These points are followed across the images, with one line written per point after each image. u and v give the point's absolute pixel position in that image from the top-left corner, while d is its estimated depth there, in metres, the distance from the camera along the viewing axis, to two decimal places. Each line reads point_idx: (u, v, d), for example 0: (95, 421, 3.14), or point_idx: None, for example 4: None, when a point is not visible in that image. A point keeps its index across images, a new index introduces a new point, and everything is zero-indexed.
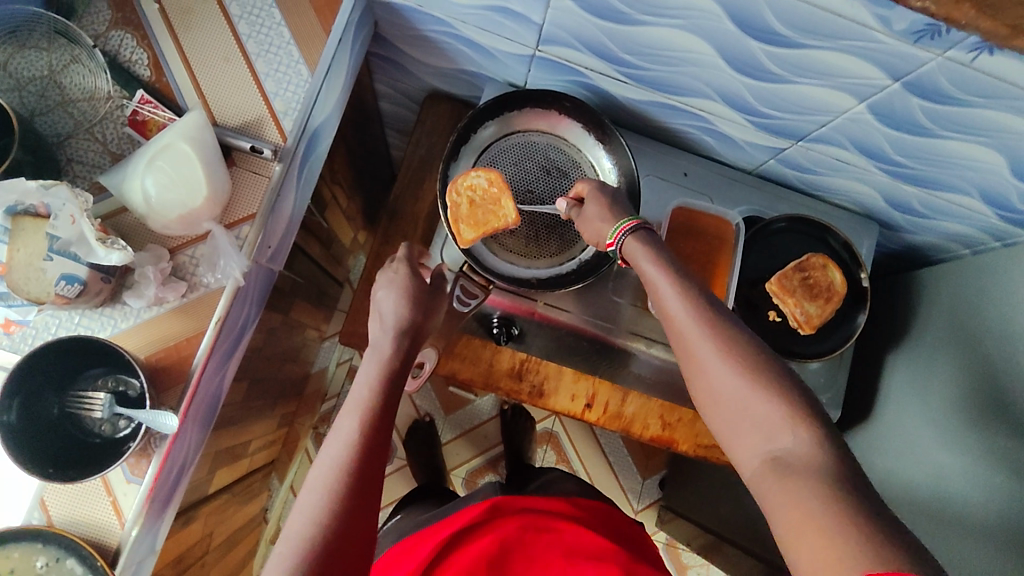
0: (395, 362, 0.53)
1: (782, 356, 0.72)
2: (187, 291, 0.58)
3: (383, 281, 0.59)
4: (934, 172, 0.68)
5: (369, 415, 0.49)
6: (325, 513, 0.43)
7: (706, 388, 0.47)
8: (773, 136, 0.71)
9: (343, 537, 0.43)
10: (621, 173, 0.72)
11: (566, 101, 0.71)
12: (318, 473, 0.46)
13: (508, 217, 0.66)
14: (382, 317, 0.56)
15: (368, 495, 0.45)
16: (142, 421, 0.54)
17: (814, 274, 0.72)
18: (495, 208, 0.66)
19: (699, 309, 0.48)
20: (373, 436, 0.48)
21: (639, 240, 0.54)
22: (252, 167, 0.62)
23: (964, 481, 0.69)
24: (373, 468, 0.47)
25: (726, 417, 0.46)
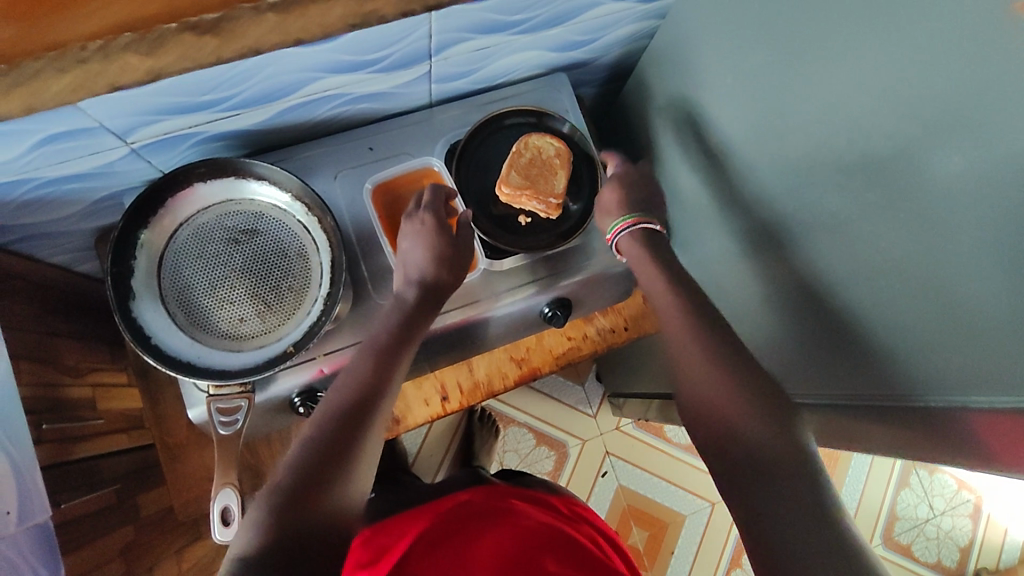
0: (411, 313, 0.63)
1: (552, 246, 0.72)
2: None
3: (409, 232, 0.67)
4: (557, 8, 0.67)
5: (376, 356, 0.59)
6: (327, 417, 0.53)
7: (695, 398, 0.57)
8: (408, 68, 0.68)
9: (341, 432, 0.52)
10: (299, 195, 0.66)
11: (198, 167, 0.64)
12: (331, 396, 0.56)
13: (558, 188, 0.71)
14: (410, 265, 0.66)
15: (360, 429, 0.53)
16: None
17: (522, 156, 0.72)
18: (551, 172, 0.72)
19: (693, 326, 0.59)
20: (378, 372, 0.58)
21: (634, 240, 0.67)
22: None
23: (735, 248, 0.72)
24: (367, 407, 0.55)
25: (714, 403, 0.55)
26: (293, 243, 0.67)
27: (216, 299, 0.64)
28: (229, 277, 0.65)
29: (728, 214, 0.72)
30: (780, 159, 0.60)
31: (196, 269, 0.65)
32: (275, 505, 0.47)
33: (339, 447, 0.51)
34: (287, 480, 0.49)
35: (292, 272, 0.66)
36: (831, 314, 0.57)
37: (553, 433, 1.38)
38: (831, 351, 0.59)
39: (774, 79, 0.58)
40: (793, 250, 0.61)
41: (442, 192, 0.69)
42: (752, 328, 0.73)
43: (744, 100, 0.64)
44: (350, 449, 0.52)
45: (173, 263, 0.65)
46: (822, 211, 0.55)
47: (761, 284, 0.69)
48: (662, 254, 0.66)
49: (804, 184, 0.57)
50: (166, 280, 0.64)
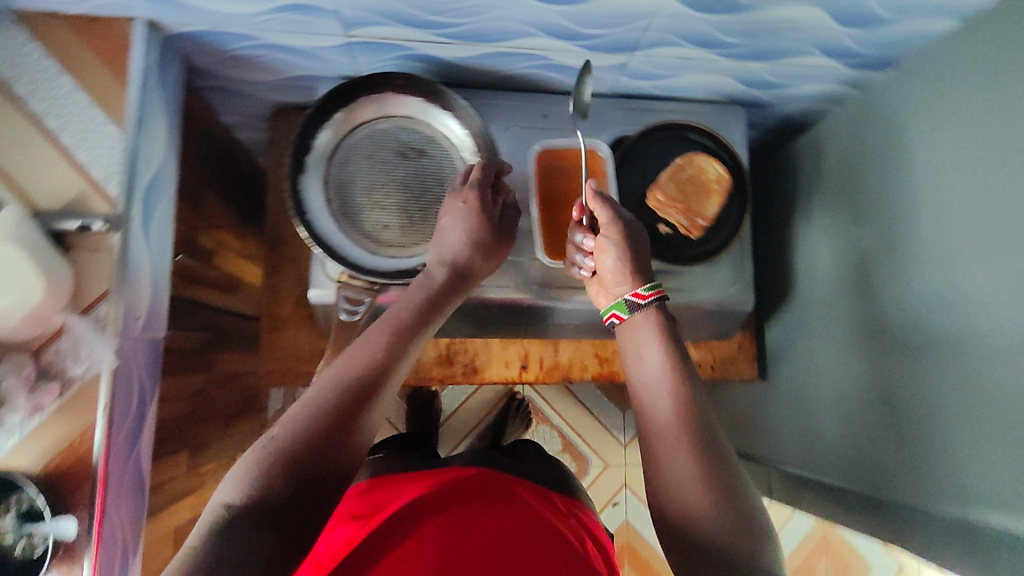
0: (438, 292, 0.60)
1: (683, 263, 0.71)
2: (62, 390, 0.56)
3: (452, 209, 0.64)
4: (770, 44, 0.68)
5: (395, 330, 0.54)
6: (336, 388, 0.49)
7: (666, 484, 0.50)
8: (610, 54, 0.70)
9: (348, 409, 0.48)
10: (474, 134, 0.70)
11: (398, 78, 0.68)
12: (341, 362, 0.52)
13: (707, 213, 0.73)
14: (445, 245, 0.63)
15: (370, 405, 0.50)
16: (48, 534, 0.55)
17: (685, 171, 0.73)
18: (705, 196, 0.73)
19: (677, 404, 0.52)
20: (395, 350, 0.53)
21: (650, 317, 0.58)
22: (92, 245, 0.59)
23: (860, 329, 0.71)
24: (379, 382, 0.51)
25: (669, 470, 0.50)
26: (452, 175, 0.71)
27: (370, 200, 0.69)
28: (388, 186, 0.70)
29: (862, 294, 0.71)
30: (947, 253, 0.59)
31: (362, 169, 0.69)
32: (267, 471, 0.44)
33: (340, 423, 0.47)
34: (280, 449, 0.45)
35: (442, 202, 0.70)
36: (957, 424, 0.56)
37: (580, 446, 1.38)
38: (943, 460, 0.58)
39: (959, 175, 0.57)
40: (930, 350, 0.60)
41: (491, 170, 0.67)
42: (848, 414, 0.72)
43: (915, 187, 0.63)
44: (354, 429, 0.48)
45: (345, 156, 0.69)
46: (980, 321, 0.55)
47: (878, 373, 0.68)
48: (668, 321, 0.58)
49: (965, 287, 0.56)
50: (334, 167, 0.69)
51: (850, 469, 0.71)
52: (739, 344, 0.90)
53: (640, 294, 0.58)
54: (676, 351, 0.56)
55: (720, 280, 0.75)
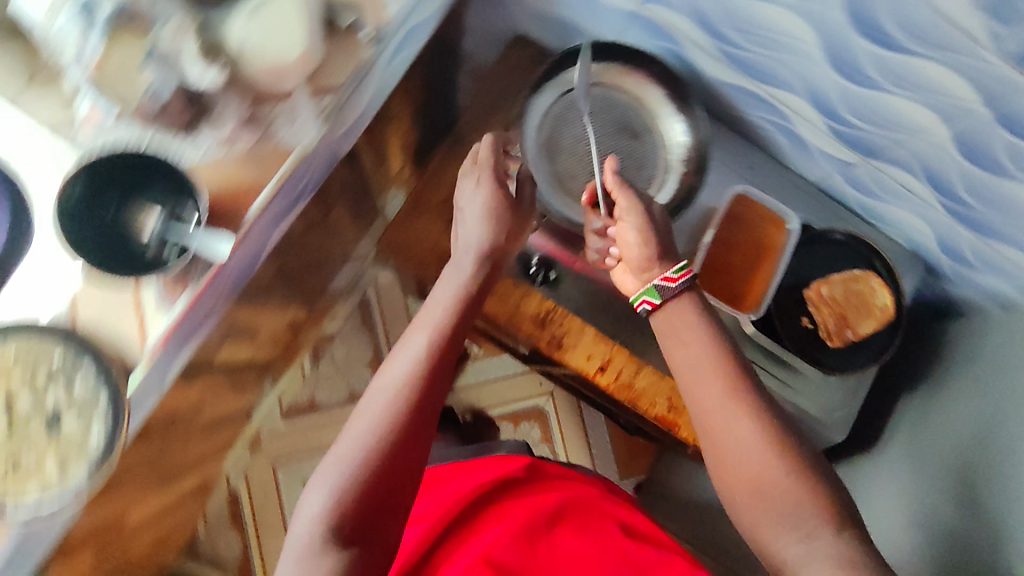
0: (473, 287, 0.66)
1: (801, 360, 0.73)
2: (260, 138, 0.59)
3: (469, 187, 0.68)
4: (994, 220, 0.67)
5: (441, 329, 0.63)
6: (394, 397, 0.58)
7: (730, 462, 0.53)
8: (847, 148, 0.72)
9: (407, 410, 0.57)
10: (692, 145, 0.72)
11: (656, 65, 0.71)
12: (394, 366, 0.61)
13: (857, 330, 0.72)
14: (469, 233, 0.67)
15: (433, 407, 0.59)
16: (192, 245, 0.55)
17: (858, 285, 0.73)
18: (865, 313, 0.72)
19: (730, 379, 0.55)
20: (442, 353, 0.61)
21: (688, 300, 0.59)
22: (345, 43, 0.60)
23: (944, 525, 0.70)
24: (435, 382, 0.60)
25: (728, 445, 0.53)
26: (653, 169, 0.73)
27: (574, 148, 0.72)
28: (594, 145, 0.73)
29: (962, 494, 0.70)
30: None
31: (581, 120, 0.72)
32: (340, 516, 0.53)
33: (411, 425, 0.57)
34: (359, 463, 0.55)
35: (630, 184, 0.72)
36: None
37: None
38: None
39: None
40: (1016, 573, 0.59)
41: (497, 143, 0.69)
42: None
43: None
44: (416, 430, 0.57)
45: (574, 101, 0.74)
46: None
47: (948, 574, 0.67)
48: (699, 300, 0.59)
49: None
50: (562, 102, 0.73)
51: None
52: None
53: (669, 276, 0.58)
54: (720, 337, 0.57)
55: (827, 400, 0.75)
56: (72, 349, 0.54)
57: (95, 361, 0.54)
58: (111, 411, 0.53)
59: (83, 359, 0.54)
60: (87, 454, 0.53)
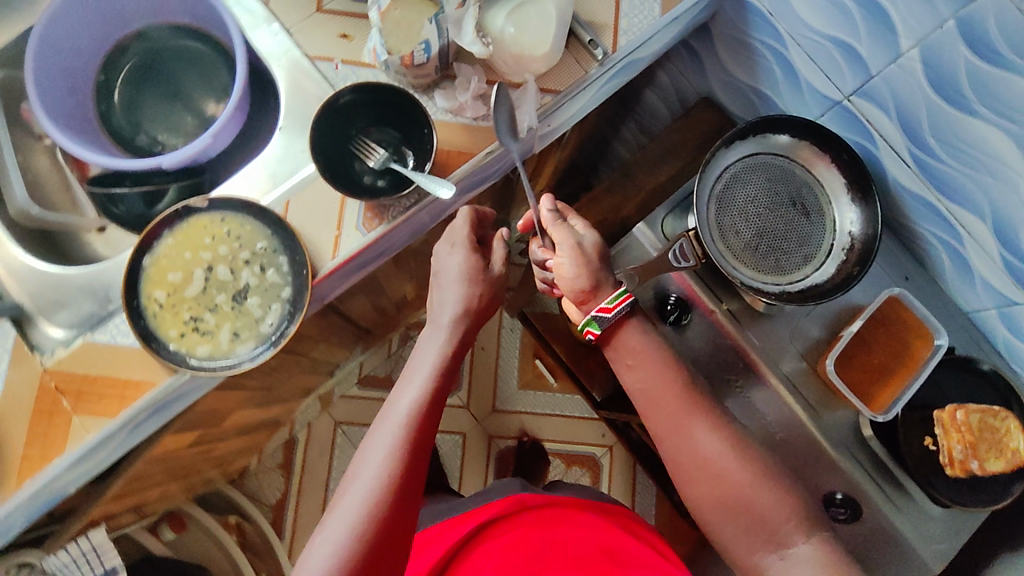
0: (447, 382, 0.62)
1: (918, 481, 0.71)
2: (482, 116, 0.65)
3: (441, 250, 0.65)
4: None
5: (412, 423, 0.58)
6: (373, 495, 0.54)
7: (707, 486, 0.58)
8: (1017, 285, 0.71)
9: (390, 508, 0.54)
10: (860, 237, 0.73)
11: (846, 153, 0.73)
12: (364, 466, 0.56)
13: (985, 466, 0.71)
14: (445, 295, 0.64)
15: (416, 486, 0.57)
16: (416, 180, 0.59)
17: (992, 422, 0.71)
18: (994, 453, 0.71)
19: (689, 397, 0.60)
20: (418, 443, 0.58)
21: (633, 325, 0.63)
22: (579, 57, 0.67)
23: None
24: (418, 455, 0.57)
25: (703, 471, 0.58)
26: (812, 248, 0.75)
27: (743, 207, 0.75)
28: (763, 210, 0.76)
29: None
30: None
31: (756, 184, 0.76)
32: None
33: (392, 521, 0.54)
34: (344, 554, 0.51)
35: (788, 256, 0.74)
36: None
37: None
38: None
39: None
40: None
41: (474, 216, 0.66)
42: None
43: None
44: (401, 524, 0.55)
45: (753, 165, 0.77)
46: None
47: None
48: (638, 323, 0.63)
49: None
50: (743, 163, 0.76)
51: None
52: None
53: (604, 308, 0.61)
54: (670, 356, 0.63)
55: (931, 530, 0.72)
56: (275, 241, 0.59)
57: (291, 259, 0.58)
58: (290, 303, 0.58)
59: (282, 254, 0.59)
60: (257, 334, 0.58)
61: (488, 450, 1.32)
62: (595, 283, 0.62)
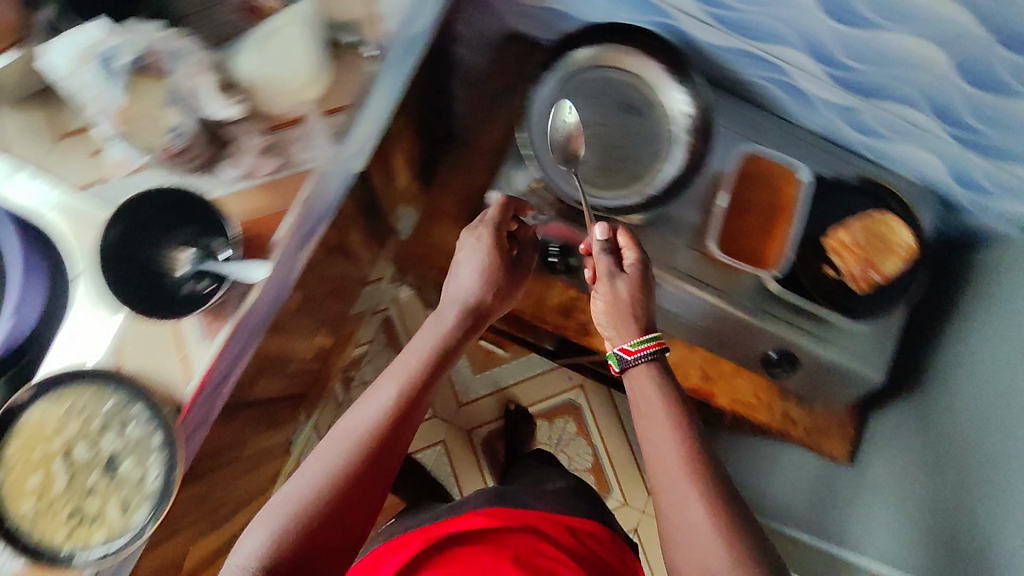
0: (448, 341, 0.67)
1: (833, 310, 0.72)
2: (279, 168, 0.60)
3: (466, 246, 0.71)
4: (1008, 141, 0.68)
5: (406, 387, 0.62)
6: (355, 445, 0.57)
7: (668, 493, 0.54)
8: (849, 94, 0.72)
9: (366, 457, 0.57)
10: (697, 114, 0.72)
11: (651, 39, 0.72)
12: (351, 423, 0.59)
13: (886, 269, 0.72)
14: (461, 288, 0.69)
15: (386, 458, 0.58)
16: (231, 274, 0.57)
17: (875, 225, 0.72)
18: (887, 253, 0.72)
19: (670, 405, 0.59)
20: (403, 408, 0.61)
21: (650, 369, 0.61)
22: (349, 61, 0.63)
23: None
24: (393, 438, 0.59)
25: (664, 479, 0.55)
26: (658, 142, 0.74)
27: (578, 133, 0.74)
28: (599, 128, 0.75)
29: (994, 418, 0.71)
30: None
31: (581, 107, 0.74)
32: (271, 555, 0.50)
33: (369, 470, 0.56)
34: (301, 509, 0.53)
35: (640, 160, 0.74)
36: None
37: (607, 473, 1.35)
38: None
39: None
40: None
41: (506, 205, 0.71)
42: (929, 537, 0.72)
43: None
44: (370, 473, 0.57)
45: (572, 88, 0.74)
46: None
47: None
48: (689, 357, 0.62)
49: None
50: (561, 90, 0.74)
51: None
52: (842, 423, 0.85)
53: (628, 348, 0.62)
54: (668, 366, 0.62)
55: (863, 348, 0.75)
56: (122, 394, 0.54)
57: (147, 405, 0.54)
58: (165, 449, 0.54)
59: (135, 404, 0.54)
60: (146, 495, 0.54)
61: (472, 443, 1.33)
62: (619, 321, 0.63)
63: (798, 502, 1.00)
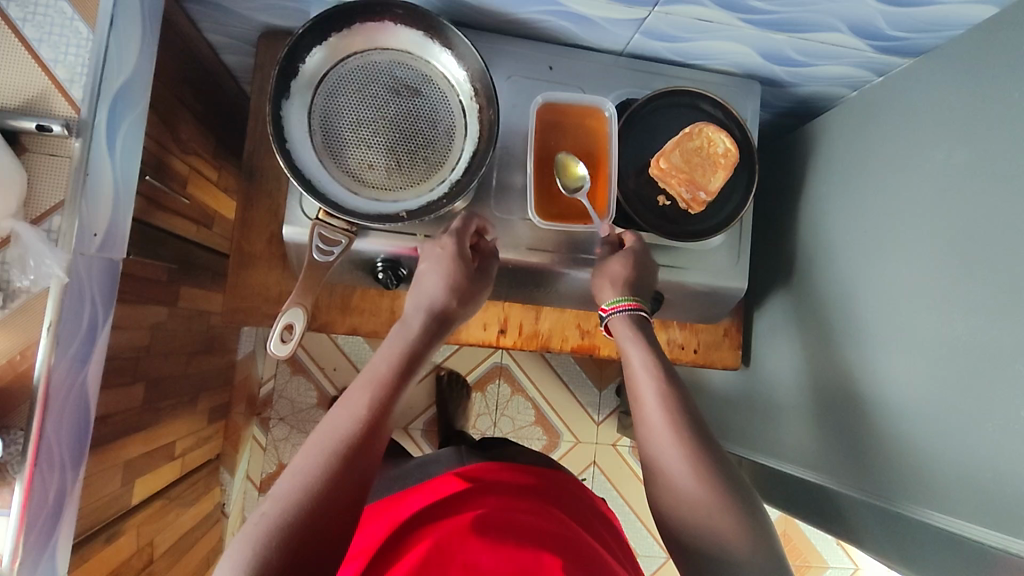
0: (416, 341, 0.59)
1: (673, 238, 0.68)
2: (6, 301, 0.53)
3: (431, 256, 0.64)
4: (797, 13, 0.63)
5: (378, 391, 0.54)
6: (327, 458, 0.49)
7: (654, 455, 0.54)
8: (628, 7, 0.65)
9: (343, 474, 0.49)
10: (474, 79, 0.65)
11: (397, 8, 0.63)
12: (322, 433, 0.52)
13: (712, 185, 0.68)
14: (425, 292, 0.62)
15: (363, 467, 0.51)
16: None
17: (694, 142, 0.68)
18: (711, 169, 0.68)
19: (658, 371, 0.58)
20: (379, 413, 0.53)
21: (642, 334, 0.61)
22: (48, 149, 0.55)
23: (845, 326, 0.72)
24: (372, 446, 0.52)
25: (652, 444, 0.54)
26: (446, 119, 0.66)
27: (357, 137, 0.64)
28: (377, 122, 0.65)
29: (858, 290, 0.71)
30: (973, 272, 0.56)
31: (351, 102, 0.65)
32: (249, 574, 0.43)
33: (347, 485, 0.49)
34: (273, 530, 0.45)
35: (434, 145, 0.66)
36: (916, 423, 0.60)
37: (553, 420, 1.36)
38: (902, 456, 0.61)
39: (958, 185, 0.59)
40: (909, 359, 0.62)
41: (470, 226, 0.65)
42: (819, 422, 0.74)
43: (910, 195, 0.64)
44: (348, 490, 0.49)
45: (332, 86, 0.64)
46: (942, 326, 0.58)
47: (849, 370, 0.70)
48: (653, 339, 0.61)
49: (934, 300, 0.60)
50: (321, 94, 0.64)
51: (816, 462, 0.73)
52: (725, 330, 0.86)
53: (605, 309, 0.64)
54: (642, 332, 0.62)
55: (715, 262, 0.74)
56: None
57: None
58: None
59: None
60: None
61: (413, 436, 1.31)
62: (599, 287, 0.66)
63: (714, 405, 1.02)
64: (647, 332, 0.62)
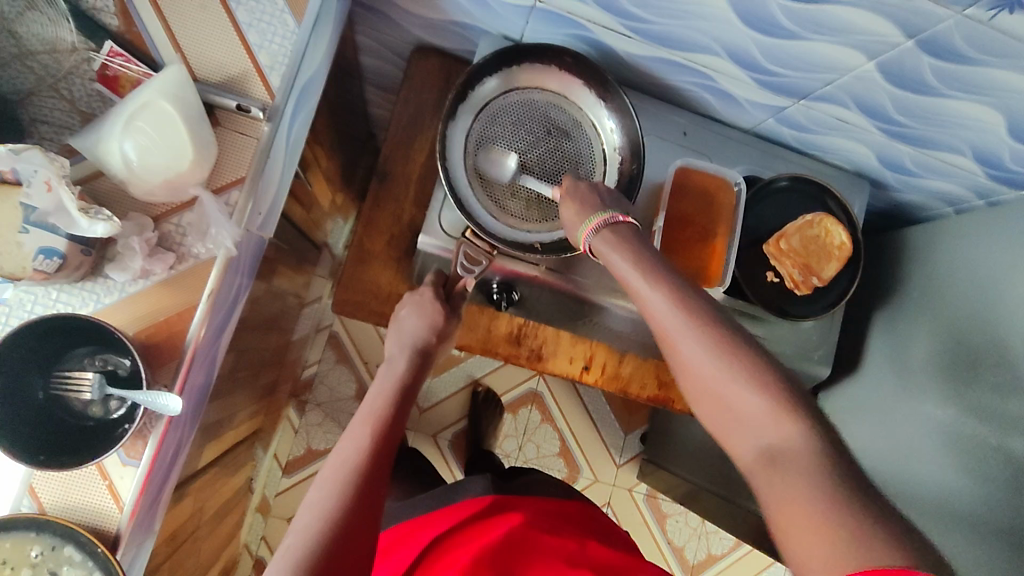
0: (407, 376, 0.64)
1: (775, 315, 0.72)
2: (176, 263, 0.55)
3: (408, 301, 0.69)
4: (930, 131, 0.68)
5: (376, 423, 0.58)
6: (343, 485, 0.52)
7: (693, 372, 0.50)
8: (776, 94, 0.69)
9: (359, 495, 0.52)
10: (624, 134, 0.69)
11: (568, 55, 0.67)
12: (331, 468, 0.54)
13: (826, 272, 0.72)
14: (406, 334, 0.67)
15: (376, 489, 0.53)
16: (140, 402, 0.52)
17: (814, 231, 0.72)
18: (826, 257, 0.72)
19: (666, 286, 0.51)
20: (382, 438, 0.57)
21: (619, 240, 0.55)
22: (239, 127, 0.58)
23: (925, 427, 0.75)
24: (379, 473, 0.54)
25: (683, 356, 0.51)
26: (588, 163, 0.70)
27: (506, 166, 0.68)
28: (527, 156, 0.68)
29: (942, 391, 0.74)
30: None
31: (505, 133, 0.68)
32: None
33: (364, 501, 0.52)
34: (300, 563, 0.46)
35: None
36: None
37: (576, 454, 1.38)
38: None
39: None
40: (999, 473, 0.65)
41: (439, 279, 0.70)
42: None
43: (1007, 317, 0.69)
44: (366, 503, 0.52)
45: (491, 116, 0.68)
46: None
47: None
48: (639, 247, 0.55)
49: None
50: (481, 121, 0.68)
51: None
52: None
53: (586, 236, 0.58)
54: (637, 242, 0.55)
55: (805, 341, 0.78)
56: (48, 537, 0.51)
57: (78, 545, 0.51)
58: None
59: (65, 547, 0.51)
60: None
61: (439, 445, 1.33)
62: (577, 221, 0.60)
63: None
64: (636, 239, 0.56)
